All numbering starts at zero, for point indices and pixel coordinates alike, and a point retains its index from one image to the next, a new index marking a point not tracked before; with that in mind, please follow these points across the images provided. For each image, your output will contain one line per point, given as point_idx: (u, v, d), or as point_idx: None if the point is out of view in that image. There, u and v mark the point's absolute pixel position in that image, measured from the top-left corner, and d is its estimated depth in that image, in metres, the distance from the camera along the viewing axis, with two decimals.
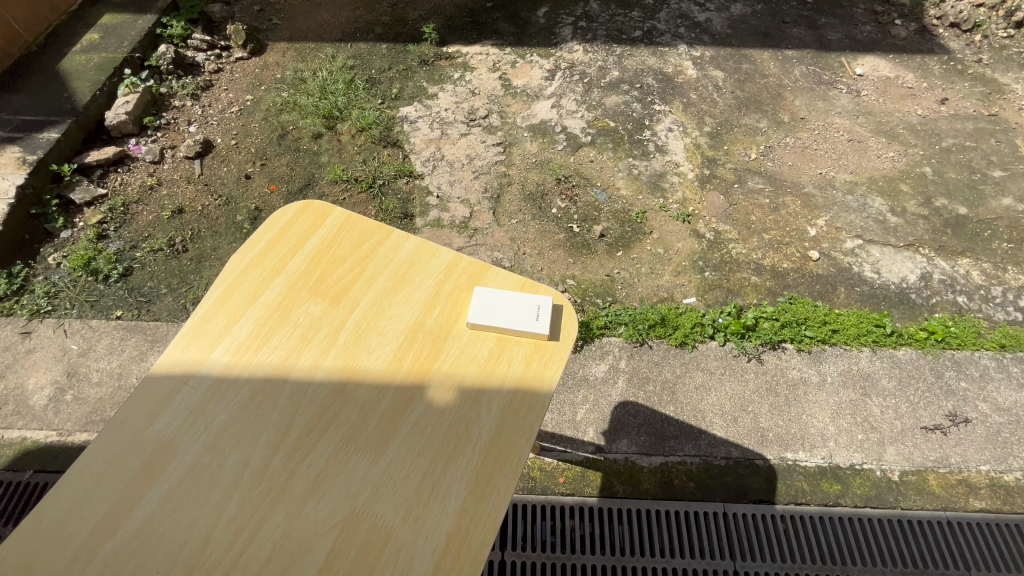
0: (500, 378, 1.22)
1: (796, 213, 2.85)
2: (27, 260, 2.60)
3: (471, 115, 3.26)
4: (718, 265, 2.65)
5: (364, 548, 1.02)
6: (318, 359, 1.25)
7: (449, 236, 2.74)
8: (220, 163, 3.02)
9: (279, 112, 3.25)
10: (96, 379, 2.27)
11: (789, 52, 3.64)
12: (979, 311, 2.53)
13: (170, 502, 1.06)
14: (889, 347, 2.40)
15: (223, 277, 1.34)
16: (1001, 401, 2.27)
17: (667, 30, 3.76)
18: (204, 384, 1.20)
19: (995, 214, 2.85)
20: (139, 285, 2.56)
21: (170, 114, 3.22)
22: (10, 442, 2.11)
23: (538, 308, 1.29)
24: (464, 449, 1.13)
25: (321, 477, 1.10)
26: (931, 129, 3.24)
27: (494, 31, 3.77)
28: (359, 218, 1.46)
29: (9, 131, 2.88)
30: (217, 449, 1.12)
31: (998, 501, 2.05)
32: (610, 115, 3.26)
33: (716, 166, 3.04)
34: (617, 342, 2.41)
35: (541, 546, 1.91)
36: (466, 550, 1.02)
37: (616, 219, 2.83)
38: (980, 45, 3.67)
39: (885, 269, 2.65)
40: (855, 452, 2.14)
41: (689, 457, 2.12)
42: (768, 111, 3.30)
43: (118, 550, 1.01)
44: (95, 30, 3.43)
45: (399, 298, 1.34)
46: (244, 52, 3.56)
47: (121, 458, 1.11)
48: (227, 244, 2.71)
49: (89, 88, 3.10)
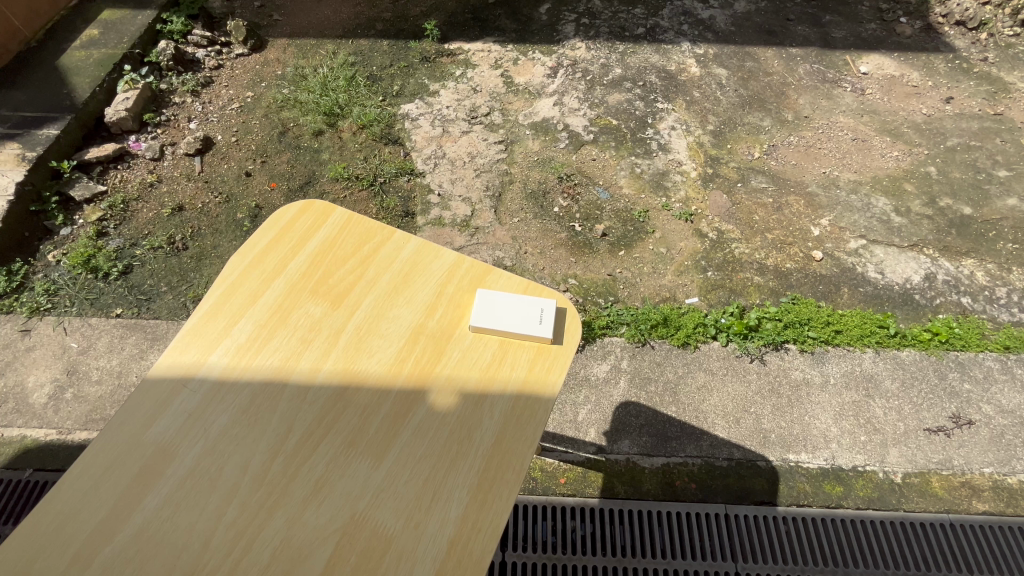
0: (503, 383, 1.21)
1: (799, 213, 2.83)
2: (27, 258, 2.59)
3: (473, 112, 3.24)
4: (720, 265, 2.64)
5: (365, 554, 1.02)
6: (320, 361, 1.24)
7: (450, 234, 2.72)
8: (220, 160, 3.00)
9: (279, 110, 3.23)
10: (96, 377, 2.26)
11: (792, 50, 3.61)
12: (984, 311, 2.51)
13: (169, 506, 1.06)
14: (893, 348, 2.38)
15: (222, 278, 1.33)
16: (1004, 403, 2.26)
17: (670, 27, 3.73)
18: (204, 386, 1.19)
19: (1001, 214, 2.83)
20: (139, 283, 2.54)
21: (170, 110, 3.20)
22: (10, 440, 2.11)
23: (541, 311, 1.28)
24: (467, 453, 1.12)
25: (322, 481, 1.09)
26: (936, 128, 3.21)
27: (496, 28, 3.74)
28: (360, 219, 1.45)
29: (8, 127, 2.86)
30: (216, 452, 1.12)
31: (1001, 504, 2.04)
32: (612, 113, 3.24)
33: (718, 164, 3.03)
34: (619, 342, 2.39)
35: (542, 546, 1.90)
36: (468, 556, 1.01)
37: (618, 218, 2.81)
38: (986, 44, 3.65)
39: (889, 269, 2.63)
40: (858, 454, 2.13)
41: (691, 458, 2.11)
42: (771, 110, 3.28)
43: (117, 554, 1.01)
44: (95, 25, 3.41)
45: (401, 300, 1.33)
46: (244, 48, 3.53)
47: (121, 459, 1.10)
48: (227, 241, 2.70)
49: (89, 84, 3.08)
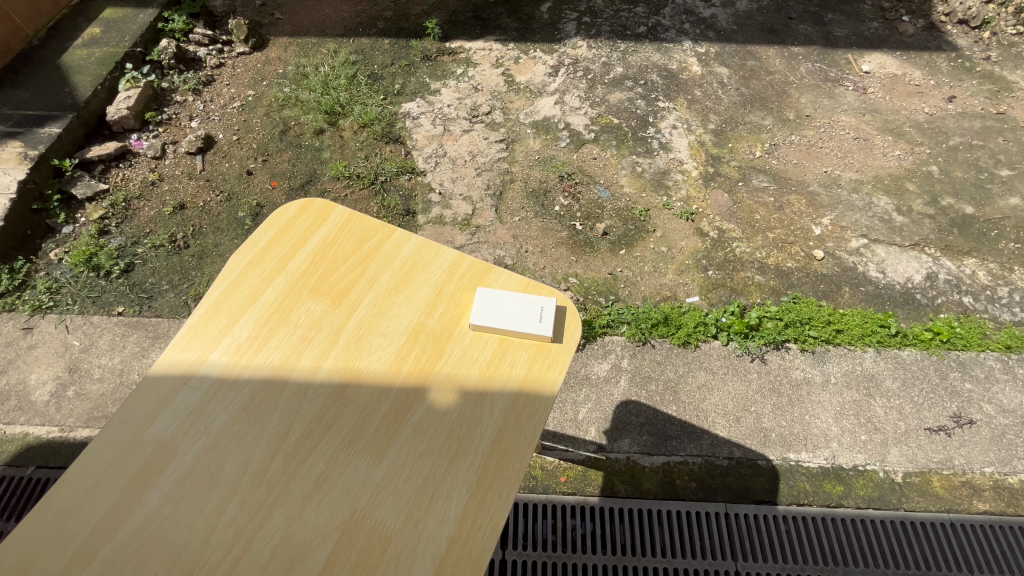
0: (503, 381, 1.21)
1: (801, 212, 2.83)
2: (28, 256, 2.59)
3: (474, 111, 3.24)
4: (721, 264, 2.63)
5: (364, 552, 1.02)
6: (320, 359, 1.24)
7: (451, 233, 2.73)
8: (221, 159, 3.00)
9: (280, 108, 3.23)
10: (98, 374, 2.27)
11: (794, 49, 3.60)
12: (985, 311, 2.51)
13: (170, 503, 1.06)
14: (894, 348, 2.38)
15: (223, 277, 1.33)
16: (1006, 403, 2.26)
17: (672, 26, 3.73)
18: (204, 384, 1.20)
19: (1003, 213, 2.83)
20: (140, 281, 2.55)
21: (171, 109, 3.21)
22: (13, 437, 2.12)
23: (541, 309, 1.28)
24: (467, 451, 1.12)
25: (322, 479, 1.09)
26: (938, 127, 3.20)
27: (497, 27, 3.74)
28: (360, 217, 1.45)
29: (11, 125, 2.87)
30: (217, 450, 1.12)
31: (1002, 504, 2.04)
32: (614, 112, 3.23)
33: (720, 163, 3.02)
34: (620, 340, 2.39)
35: (542, 544, 1.91)
36: (467, 554, 1.01)
37: (619, 217, 2.81)
38: (989, 43, 3.63)
39: (890, 268, 2.63)
40: (858, 453, 2.13)
41: (691, 457, 2.11)
42: (773, 109, 3.27)
43: (117, 551, 1.01)
44: (96, 24, 3.42)
45: (401, 298, 1.33)
46: (246, 47, 3.53)
47: (121, 458, 1.10)
48: (229, 239, 2.71)
49: (91, 83, 3.09)
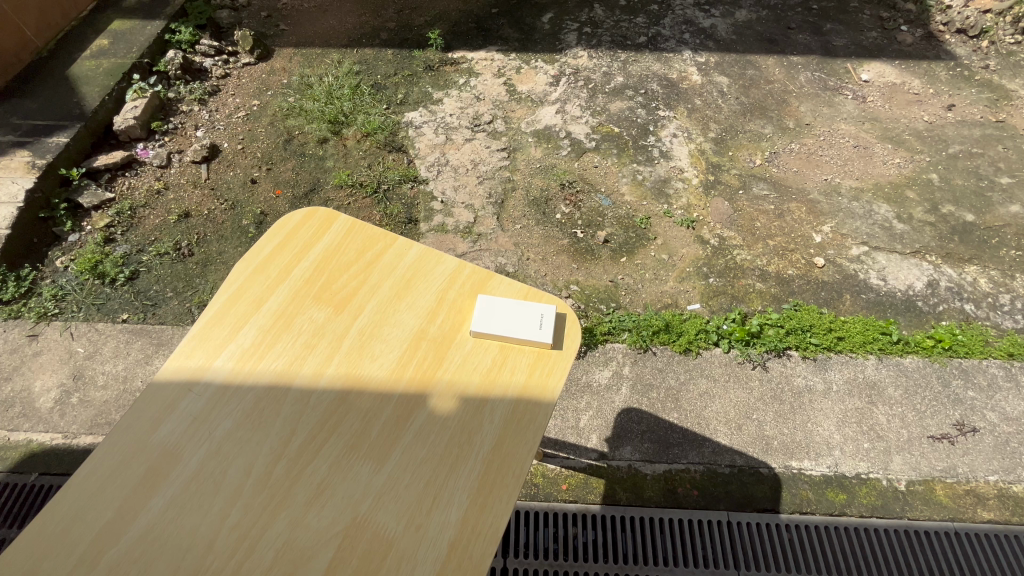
0: (503, 387, 1.22)
1: (801, 220, 2.84)
2: (35, 264, 2.62)
3: (475, 121, 3.27)
4: (722, 271, 2.64)
5: (365, 557, 1.02)
6: (322, 365, 1.25)
7: (453, 241, 2.74)
8: (226, 168, 3.04)
9: (285, 118, 3.27)
10: (101, 381, 2.28)
11: (794, 58, 3.63)
12: (987, 318, 2.51)
13: (175, 508, 1.07)
14: (896, 356, 2.38)
15: (228, 283, 1.35)
16: (1009, 411, 2.25)
17: (672, 36, 3.76)
18: (210, 389, 1.21)
19: (1003, 221, 2.83)
20: (145, 289, 2.57)
21: (177, 118, 3.25)
22: (17, 444, 2.13)
23: (541, 316, 1.29)
24: (468, 456, 1.13)
25: (323, 484, 1.10)
26: (938, 135, 3.22)
27: (499, 37, 3.79)
28: (363, 226, 1.47)
29: (21, 136, 2.92)
30: (221, 455, 1.13)
31: (1007, 513, 2.03)
32: (614, 121, 3.26)
33: (720, 172, 3.04)
34: (621, 348, 2.40)
35: (543, 553, 1.90)
36: (467, 560, 1.01)
37: (620, 225, 2.83)
38: (987, 52, 3.66)
39: (891, 275, 2.63)
40: (861, 461, 2.12)
41: (693, 465, 2.11)
42: (773, 118, 3.30)
43: (123, 555, 1.02)
44: (105, 35, 3.48)
45: (403, 305, 1.34)
46: (251, 58, 3.59)
47: (126, 463, 1.11)
48: (233, 247, 2.73)
49: (99, 93, 3.14)
